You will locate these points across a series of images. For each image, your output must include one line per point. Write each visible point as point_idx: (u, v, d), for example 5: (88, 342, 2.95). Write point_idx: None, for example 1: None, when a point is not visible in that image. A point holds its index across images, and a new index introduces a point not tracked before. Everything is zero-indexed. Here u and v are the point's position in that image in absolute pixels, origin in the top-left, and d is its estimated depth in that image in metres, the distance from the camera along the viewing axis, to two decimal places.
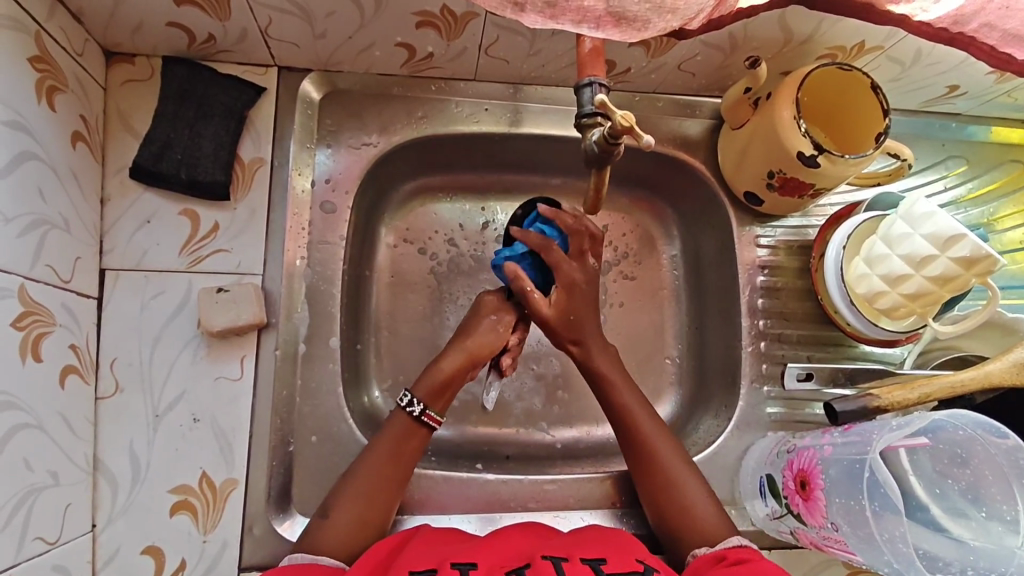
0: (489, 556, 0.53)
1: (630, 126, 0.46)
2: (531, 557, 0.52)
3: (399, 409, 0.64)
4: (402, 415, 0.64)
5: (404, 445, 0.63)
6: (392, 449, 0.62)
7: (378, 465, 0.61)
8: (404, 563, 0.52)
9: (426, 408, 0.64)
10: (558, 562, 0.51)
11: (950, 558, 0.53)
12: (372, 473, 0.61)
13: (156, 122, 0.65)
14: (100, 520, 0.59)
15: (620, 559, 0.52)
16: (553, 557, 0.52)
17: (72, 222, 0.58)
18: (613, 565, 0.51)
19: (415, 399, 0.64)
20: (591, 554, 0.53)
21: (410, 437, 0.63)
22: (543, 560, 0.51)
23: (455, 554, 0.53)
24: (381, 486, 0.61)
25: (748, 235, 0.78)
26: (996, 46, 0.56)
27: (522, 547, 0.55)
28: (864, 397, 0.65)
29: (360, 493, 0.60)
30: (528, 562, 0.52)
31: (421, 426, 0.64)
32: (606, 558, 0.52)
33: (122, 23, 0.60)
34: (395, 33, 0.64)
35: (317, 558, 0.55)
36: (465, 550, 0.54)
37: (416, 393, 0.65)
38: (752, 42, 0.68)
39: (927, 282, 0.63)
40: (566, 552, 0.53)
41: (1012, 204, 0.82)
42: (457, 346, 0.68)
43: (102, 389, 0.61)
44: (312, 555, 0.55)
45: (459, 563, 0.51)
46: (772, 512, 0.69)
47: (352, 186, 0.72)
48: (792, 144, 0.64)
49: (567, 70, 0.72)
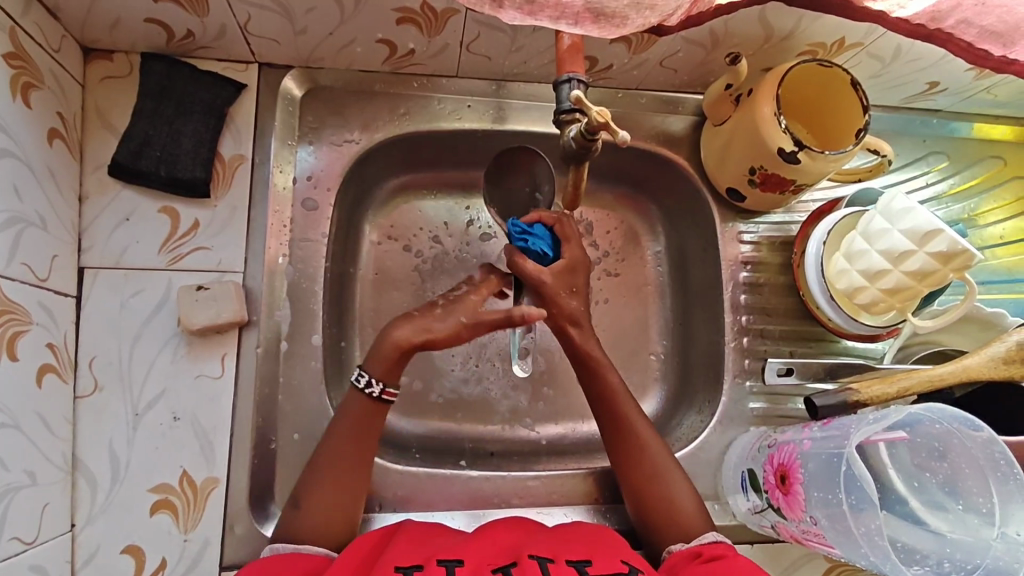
0: (473, 552, 0.53)
1: (606, 122, 0.48)
2: (518, 556, 0.52)
3: (354, 391, 0.62)
4: (357, 396, 0.62)
5: (360, 427, 0.61)
6: (353, 432, 0.61)
7: (337, 452, 0.60)
8: (390, 558, 0.52)
9: (382, 386, 0.61)
10: (544, 563, 0.51)
11: (927, 550, 0.55)
12: (337, 457, 0.60)
13: (134, 119, 0.65)
14: (79, 519, 0.59)
15: (605, 561, 0.53)
16: (540, 557, 0.52)
17: (48, 220, 0.58)
18: (598, 567, 0.52)
19: (375, 380, 0.61)
20: (576, 555, 0.53)
21: (371, 419, 0.62)
22: (530, 559, 0.51)
23: (440, 551, 0.54)
24: (340, 471, 0.60)
25: (731, 231, 0.78)
26: (973, 43, 0.56)
27: (505, 542, 0.56)
28: (844, 392, 0.66)
29: (320, 479, 0.59)
30: (514, 560, 0.52)
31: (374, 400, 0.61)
32: (591, 560, 0.53)
33: (100, 18, 0.60)
34: (376, 28, 0.64)
35: (296, 548, 0.55)
36: (448, 547, 0.55)
37: (372, 371, 0.62)
38: (733, 38, 0.68)
39: (906, 277, 0.64)
40: (552, 552, 0.53)
41: (993, 199, 0.83)
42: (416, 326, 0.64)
43: (81, 387, 0.60)
44: (292, 545, 0.56)
45: (446, 560, 0.52)
46: (753, 506, 0.69)
47: (335, 182, 0.71)
48: (773, 141, 0.64)
49: (549, 67, 0.72)
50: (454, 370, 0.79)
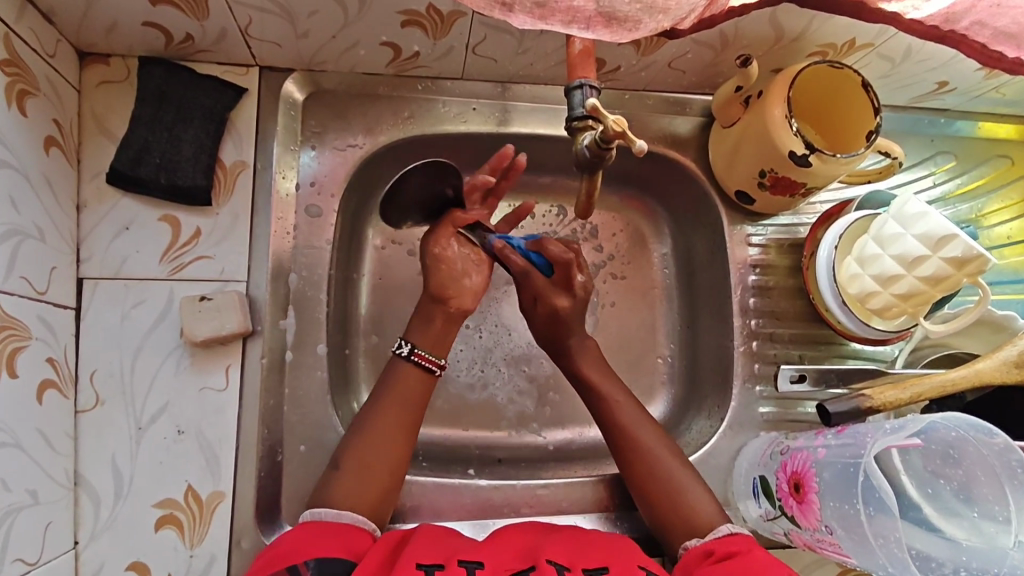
0: (493, 555, 0.53)
1: (622, 131, 0.47)
2: (537, 559, 0.52)
3: (398, 358, 0.65)
4: (403, 362, 0.65)
5: (408, 390, 0.64)
6: (394, 398, 0.63)
7: (386, 407, 0.62)
8: (412, 552, 0.51)
9: (413, 348, 0.65)
10: (561, 569, 0.51)
11: (943, 558, 0.53)
12: (386, 418, 0.62)
13: (132, 126, 0.63)
14: (82, 536, 0.58)
15: (622, 566, 0.52)
16: (558, 563, 0.51)
17: (46, 231, 0.56)
18: (614, 573, 0.51)
19: (404, 342, 0.66)
20: (592, 562, 0.53)
21: (420, 383, 0.64)
22: (548, 564, 0.51)
23: (460, 551, 0.53)
24: (389, 431, 0.61)
25: (739, 234, 0.77)
26: (987, 44, 0.56)
27: (522, 544, 0.56)
28: (856, 398, 0.64)
29: (367, 434, 0.61)
30: (533, 564, 0.51)
31: (413, 365, 0.65)
32: (608, 566, 0.52)
33: (96, 22, 0.58)
34: (379, 32, 0.62)
35: (339, 513, 0.55)
36: (468, 548, 0.54)
37: (411, 340, 0.66)
38: (743, 39, 0.67)
39: (918, 282, 0.63)
40: (568, 560, 0.52)
41: (1001, 198, 0.83)
42: (434, 301, 0.67)
43: (82, 402, 0.59)
44: (334, 510, 0.56)
45: (466, 560, 0.51)
46: (765, 513, 0.68)
47: (338, 188, 0.70)
48: (784, 144, 0.63)
49: (556, 68, 0.70)
50: (460, 376, 0.78)
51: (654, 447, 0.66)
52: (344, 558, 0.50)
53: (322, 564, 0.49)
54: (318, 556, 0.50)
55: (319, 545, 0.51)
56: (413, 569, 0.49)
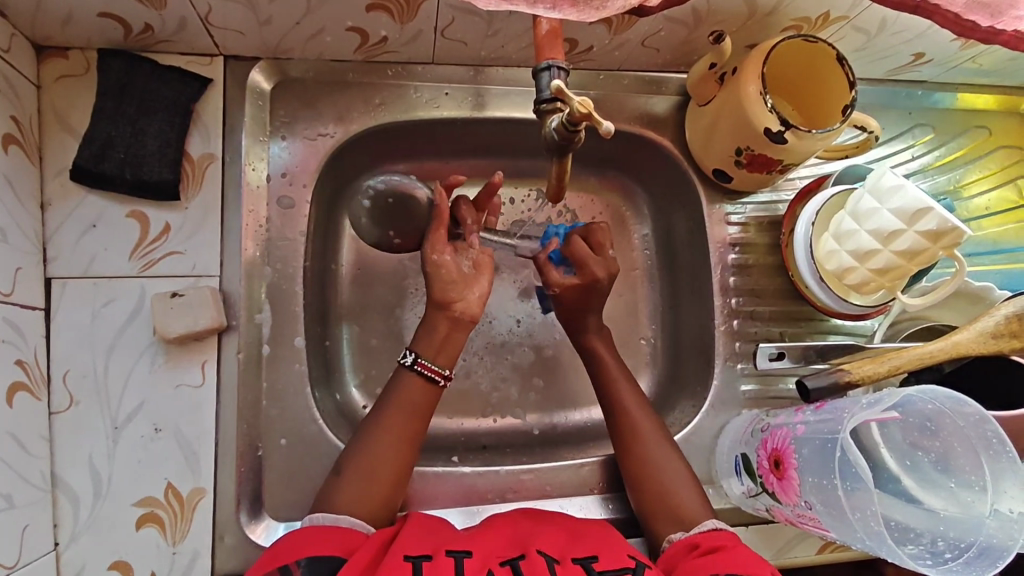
0: (484, 544, 0.53)
1: (589, 113, 0.46)
2: (527, 548, 0.52)
3: (401, 367, 0.63)
4: (407, 372, 0.63)
5: (415, 405, 0.62)
6: (408, 406, 0.62)
7: (394, 411, 0.61)
8: (402, 544, 0.51)
9: (416, 357, 0.63)
10: (551, 562, 0.50)
11: (921, 528, 0.55)
12: (386, 423, 0.61)
13: (94, 120, 0.62)
14: (63, 538, 0.57)
15: (613, 556, 0.52)
16: (548, 555, 0.51)
17: (9, 231, 0.55)
18: (605, 562, 0.51)
19: (407, 350, 0.64)
20: (582, 552, 0.53)
21: (424, 393, 0.62)
22: (539, 555, 0.51)
23: (451, 541, 0.53)
24: (397, 435, 0.60)
25: (718, 213, 0.77)
26: (960, 14, 0.55)
27: (511, 534, 0.56)
28: (835, 373, 0.64)
29: (371, 441, 0.60)
30: (523, 553, 0.52)
31: (417, 375, 0.63)
32: (598, 555, 0.52)
33: (50, 14, 0.56)
34: (346, 16, 0.61)
35: (337, 518, 0.55)
36: (459, 537, 0.55)
37: (415, 348, 0.63)
38: (716, 15, 0.66)
39: (895, 257, 0.63)
40: (559, 552, 0.53)
41: (978, 170, 0.82)
42: (437, 307, 0.64)
43: (56, 402, 0.58)
44: (331, 515, 0.55)
45: (456, 550, 0.51)
46: (747, 490, 0.69)
47: (311, 178, 0.69)
48: (759, 121, 0.63)
49: (527, 51, 0.69)
50: None
51: (645, 439, 0.66)
52: (336, 555, 0.50)
53: (312, 563, 0.49)
54: (310, 555, 0.50)
55: (311, 542, 0.51)
56: (402, 563, 0.48)
